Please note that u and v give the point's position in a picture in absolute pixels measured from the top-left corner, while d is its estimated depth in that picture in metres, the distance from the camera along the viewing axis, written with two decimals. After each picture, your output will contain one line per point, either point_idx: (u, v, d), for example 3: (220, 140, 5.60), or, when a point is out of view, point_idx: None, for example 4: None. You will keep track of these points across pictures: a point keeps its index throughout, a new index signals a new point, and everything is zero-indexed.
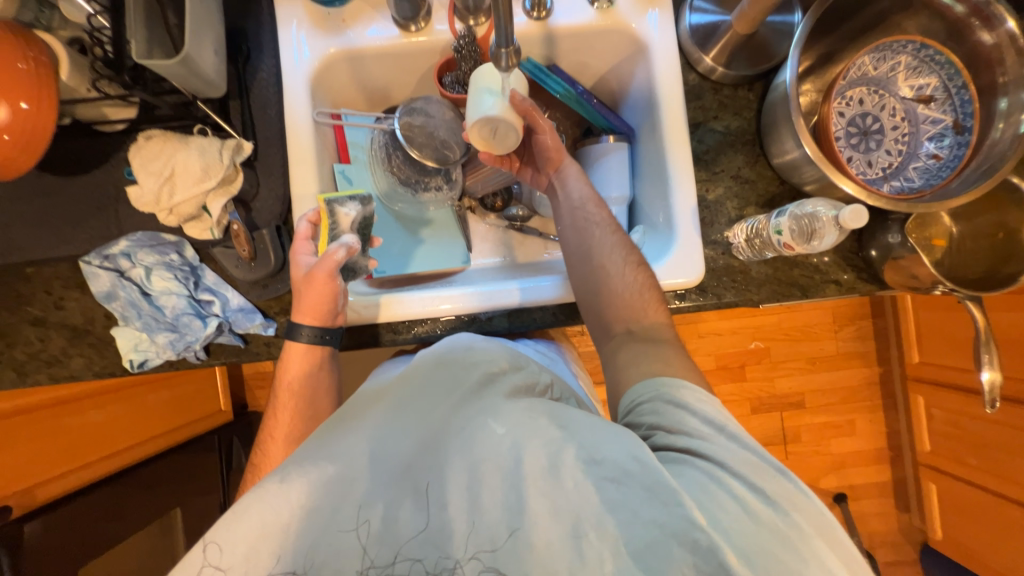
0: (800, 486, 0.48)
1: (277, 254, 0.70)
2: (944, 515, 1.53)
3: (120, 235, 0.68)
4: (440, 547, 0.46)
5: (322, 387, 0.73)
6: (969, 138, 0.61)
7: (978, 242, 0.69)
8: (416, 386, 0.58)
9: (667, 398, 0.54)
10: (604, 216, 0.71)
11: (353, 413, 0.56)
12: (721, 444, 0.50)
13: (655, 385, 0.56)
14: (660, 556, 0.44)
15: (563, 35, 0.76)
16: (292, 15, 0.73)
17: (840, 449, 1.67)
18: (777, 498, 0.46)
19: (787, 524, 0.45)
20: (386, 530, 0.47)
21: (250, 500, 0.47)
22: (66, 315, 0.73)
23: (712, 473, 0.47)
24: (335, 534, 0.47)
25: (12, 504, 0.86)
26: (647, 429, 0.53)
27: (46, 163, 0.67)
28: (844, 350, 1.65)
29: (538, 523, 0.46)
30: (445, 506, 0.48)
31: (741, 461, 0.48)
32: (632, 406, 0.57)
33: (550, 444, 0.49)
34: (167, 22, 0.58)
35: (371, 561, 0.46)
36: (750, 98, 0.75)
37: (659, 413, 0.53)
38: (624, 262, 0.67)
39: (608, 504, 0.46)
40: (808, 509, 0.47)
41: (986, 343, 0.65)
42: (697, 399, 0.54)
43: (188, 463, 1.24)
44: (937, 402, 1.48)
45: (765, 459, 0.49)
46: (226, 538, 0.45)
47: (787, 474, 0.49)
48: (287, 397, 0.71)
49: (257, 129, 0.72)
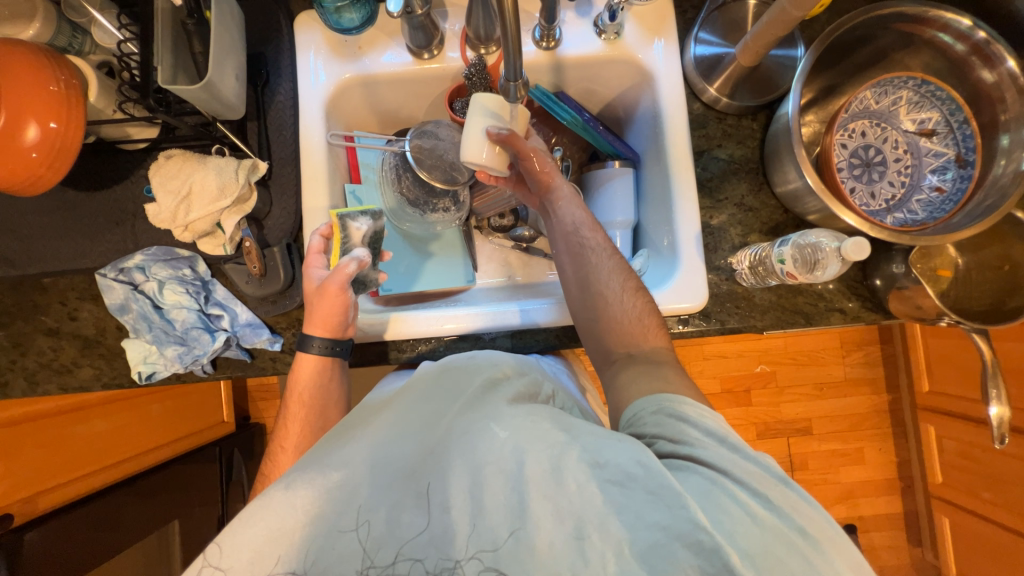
0: (804, 494, 0.48)
1: (287, 271, 0.72)
2: (957, 550, 1.49)
3: (136, 250, 0.70)
4: (440, 548, 0.46)
5: (331, 397, 0.73)
6: (971, 172, 0.62)
7: (984, 274, 0.69)
8: (421, 392, 0.59)
9: (668, 412, 0.54)
10: (603, 241, 0.71)
11: (358, 422, 0.57)
12: (722, 453, 0.49)
13: (657, 400, 0.55)
14: (663, 558, 0.43)
15: (571, 64, 0.79)
16: (310, 42, 0.76)
17: (848, 478, 1.63)
18: (780, 504, 0.46)
19: (791, 528, 0.45)
20: (388, 532, 0.47)
21: (256, 505, 0.47)
22: (80, 326, 0.74)
23: (715, 479, 0.47)
24: (336, 535, 0.46)
25: (13, 511, 0.87)
26: (650, 439, 0.53)
27: (69, 179, 0.70)
28: (851, 376, 1.63)
29: (540, 524, 0.45)
30: (447, 508, 0.48)
31: (744, 470, 0.48)
32: (634, 419, 0.56)
33: (553, 448, 0.48)
34: (192, 49, 0.61)
35: (372, 561, 0.45)
36: (753, 128, 0.77)
37: (659, 425, 0.53)
38: (621, 288, 0.67)
39: (609, 507, 0.45)
40: (813, 516, 0.47)
41: (994, 375, 0.64)
42: (699, 413, 0.53)
43: (190, 474, 1.25)
44: (948, 431, 1.46)
45: (766, 467, 0.49)
46: (228, 540, 0.46)
47: (791, 484, 0.48)
48: (297, 407, 0.71)
49: (273, 150, 0.75)
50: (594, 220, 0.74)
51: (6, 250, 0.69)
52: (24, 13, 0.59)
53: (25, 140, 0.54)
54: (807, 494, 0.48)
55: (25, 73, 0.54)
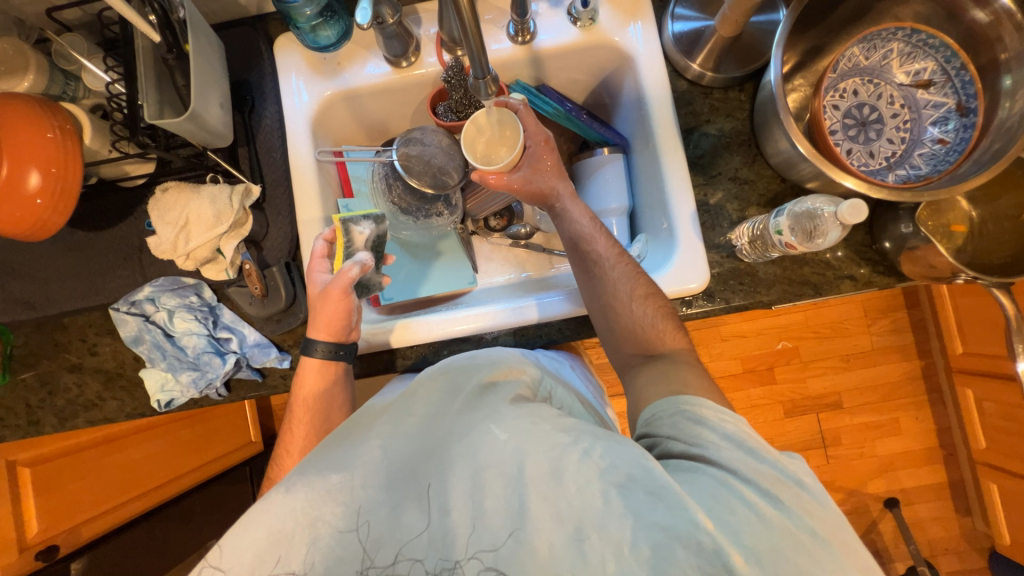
0: (819, 495, 0.46)
1: (288, 290, 0.73)
2: (1010, 518, 1.42)
3: (145, 282, 0.72)
4: (440, 549, 0.47)
5: (336, 403, 0.73)
6: (974, 119, 0.59)
7: (1001, 225, 0.66)
8: (419, 396, 0.58)
9: (686, 415, 0.52)
10: (611, 248, 0.69)
11: (359, 426, 0.57)
12: (738, 456, 0.48)
13: (675, 403, 0.54)
14: (664, 557, 0.42)
15: (549, 56, 0.78)
16: (291, 64, 0.77)
17: (885, 450, 1.58)
18: (794, 506, 0.45)
19: (800, 528, 0.44)
20: (388, 530, 0.48)
21: (256, 510, 0.48)
22: (100, 360, 0.77)
23: (724, 480, 0.46)
24: (336, 536, 0.47)
25: (59, 542, 0.92)
26: (665, 442, 0.52)
27: (77, 221, 0.73)
28: (879, 345, 1.57)
29: (539, 526, 0.45)
30: (447, 511, 0.48)
31: (758, 472, 0.46)
32: (651, 419, 0.55)
33: (551, 451, 0.48)
34: (176, 82, 0.62)
35: (371, 562, 0.47)
36: (742, 99, 0.75)
37: (676, 427, 0.52)
38: (631, 294, 0.65)
39: (610, 507, 0.44)
40: (826, 517, 0.45)
41: (1020, 331, 0.61)
42: (720, 418, 0.51)
43: (224, 495, 1.29)
44: (988, 394, 1.40)
45: (783, 470, 0.47)
46: (229, 544, 0.47)
47: (806, 485, 0.47)
48: (302, 412, 0.72)
49: (265, 173, 0.76)
50: (601, 225, 0.73)
51: (25, 294, 0.73)
52: (18, 67, 0.62)
53: (30, 186, 0.57)
54: (822, 498, 0.46)
55: (25, 124, 0.57)
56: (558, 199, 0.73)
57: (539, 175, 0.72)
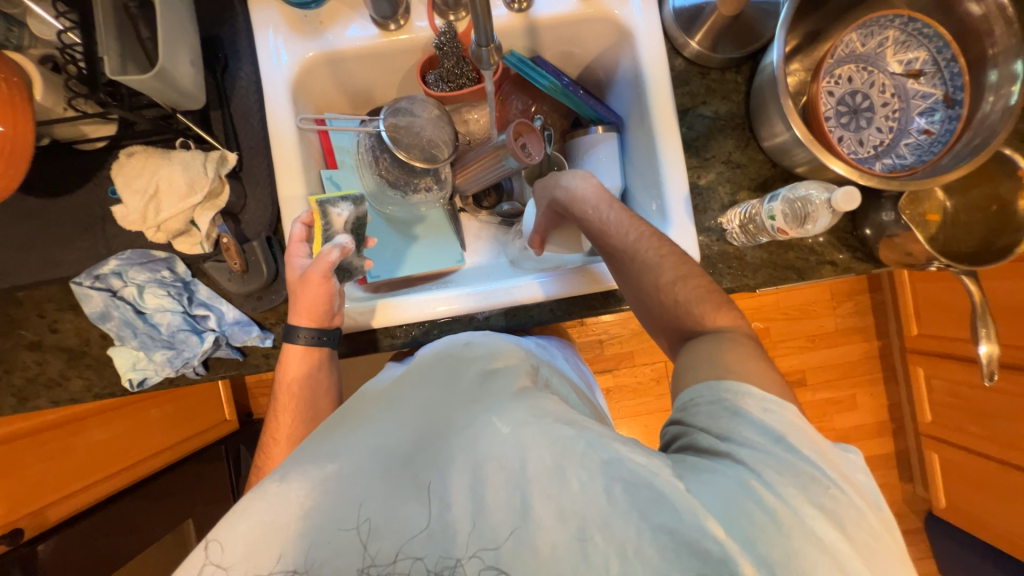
0: (857, 506, 0.44)
1: (270, 265, 0.70)
2: (947, 484, 1.57)
3: (110, 254, 0.67)
4: (440, 547, 0.46)
5: (323, 385, 0.72)
6: (960, 111, 0.60)
7: (972, 215, 0.69)
8: (420, 384, 0.60)
9: (725, 404, 0.51)
10: (656, 251, 0.65)
11: (355, 416, 0.58)
12: (772, 455, 0.46)
13: (718, 390, 0.52)
14: (671, 560, 0.42)
15: (545, 26, 0.75)
16: (268, 20, 0.71)
17: (842, 424, 1.69)
18: (819, 517, 0.43)
19: (823, 543, 0.42)
20: (387, 522, 0.47)
21: (250, 500, 0.47)
22: (62, 338, 0.72)
23: (748, 483, 0.45)
24: (334, 533, 0.46)
25: (22, 526, 0.88)
26: (696, 430, 0.51)
27: (28, 186, 0.67)
28: (842, 326, 1.66)
29: (542, 524, 0.46)
30: (448, 506, 0.47)
31: (786, 476, 0.45)
32: (689, 403, 0.54)
33: (554, 446, 0.48)
34: (139, 35, 0.57)
35: (372, 561, 0.45)
36: (738, 81, 0.74)
37: (712, 417, 0.51)
38: (681, 295, 0.63)
39: (613, 504, 0.45)
40: (861, 535, 0.42)
41: (983, 316, 0.65)
42: (763, 409, 0.50)
43: (199, 474, 1.25)
44: (937, 372, 1.51)
45: (817, 473, 0.45)
46: (225, 536, 0.45)
47: (844, 490, 0.44)
48: (287, 397, 0.70)
49: (241, 139, 0.71)
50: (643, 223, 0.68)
51: None
52: None
53: None
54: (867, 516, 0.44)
55: None
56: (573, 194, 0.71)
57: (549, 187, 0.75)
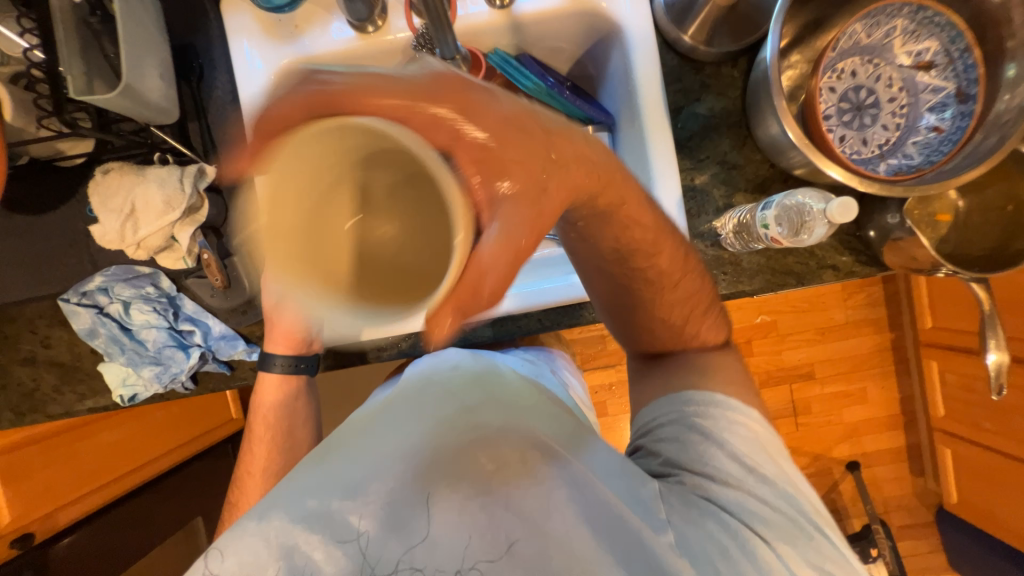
0: (801, 523, 0.55)
1: (251, 279, 0.69)
2: (958, 479, 1.53)
3: (94, 271, 0.67)
4: (435, 562, 0.52)
5: (298, 415, 0.79)
6: (973, 107, 0.56)
7: (986, 216, 0.65)
8: (409, 406, 0.65)
9: (697, 429, 0.59)
10: (670, 266, 0.59)
11: (353, 432, 0.63)
12: (732, 483, 0.56)
13: (688, 413, 0.61)
14: (626, 558, 0.53)
15: (529, 22, 0.71)
16: (240, 25, 0.68)
17: (852, 418, 1.65)
18: (767, 531, 0.54)
19: (765, 549, 0.53)
20: (389, 539, 0.53)
21: (230, 537, 0.53)
22: (54, 353, 0.73)
23: (707, 492, 0.57)
24: (340, 547, 0.52)
25: (34, 530, 0.92)
26: (668, 451, 0.60)
27: (10, 204, 0.67)
28: (853, 318, 1.61)
29: (525, 545, 0.54)
30: (434, 531, 0.53)
31: (743, 499, 0.55)
32: (660, 427, 0.63)
33: (538, 483, 0.56)
34: (105, 52, 0.56)
35: (372, 570, 0.52)
36: (734, 76, 0.70)
37: (683, 440, 0.60)
38: (685, 316, 0.63)
39: (581, 527, 0.55)
40: (804, 547, 0.54)
41: (993, 324, 0.61)
42: (730, 436, 0.58)
43: (206, 472, 1.29)
44: (951, 367, 1.46)
45: (770, 497, 0.56)
46: (228, 550, 0.52)
47: (787, 512, 0.55)
48: (261, 429, 0.78)
49: (219, 151, 0.70)
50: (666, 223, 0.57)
51: None
52: None
53: None
54: (806, 527, 0.55)
55: None
56: (599, 206, 0.51)
57: (556, 165, 0.45)
